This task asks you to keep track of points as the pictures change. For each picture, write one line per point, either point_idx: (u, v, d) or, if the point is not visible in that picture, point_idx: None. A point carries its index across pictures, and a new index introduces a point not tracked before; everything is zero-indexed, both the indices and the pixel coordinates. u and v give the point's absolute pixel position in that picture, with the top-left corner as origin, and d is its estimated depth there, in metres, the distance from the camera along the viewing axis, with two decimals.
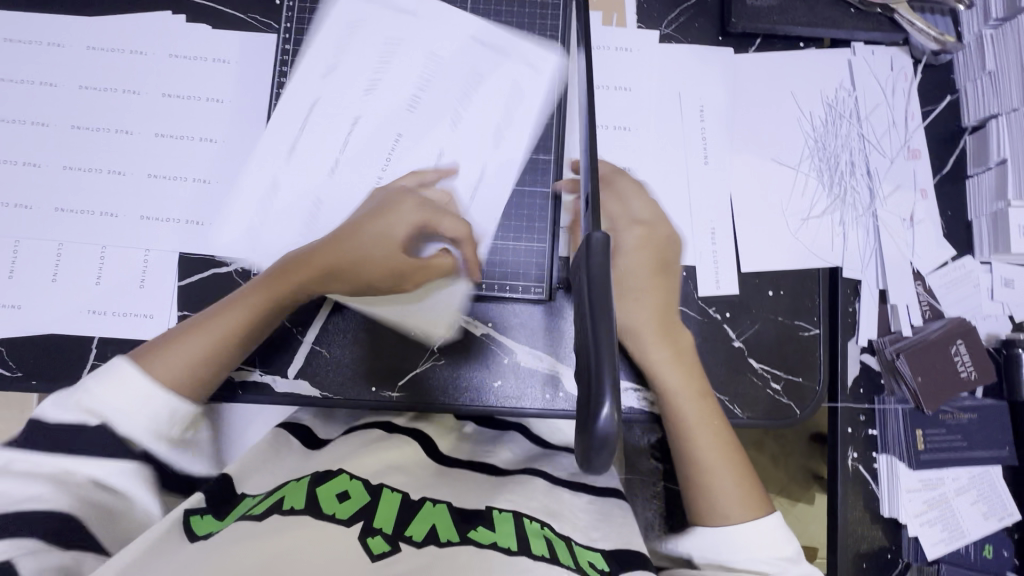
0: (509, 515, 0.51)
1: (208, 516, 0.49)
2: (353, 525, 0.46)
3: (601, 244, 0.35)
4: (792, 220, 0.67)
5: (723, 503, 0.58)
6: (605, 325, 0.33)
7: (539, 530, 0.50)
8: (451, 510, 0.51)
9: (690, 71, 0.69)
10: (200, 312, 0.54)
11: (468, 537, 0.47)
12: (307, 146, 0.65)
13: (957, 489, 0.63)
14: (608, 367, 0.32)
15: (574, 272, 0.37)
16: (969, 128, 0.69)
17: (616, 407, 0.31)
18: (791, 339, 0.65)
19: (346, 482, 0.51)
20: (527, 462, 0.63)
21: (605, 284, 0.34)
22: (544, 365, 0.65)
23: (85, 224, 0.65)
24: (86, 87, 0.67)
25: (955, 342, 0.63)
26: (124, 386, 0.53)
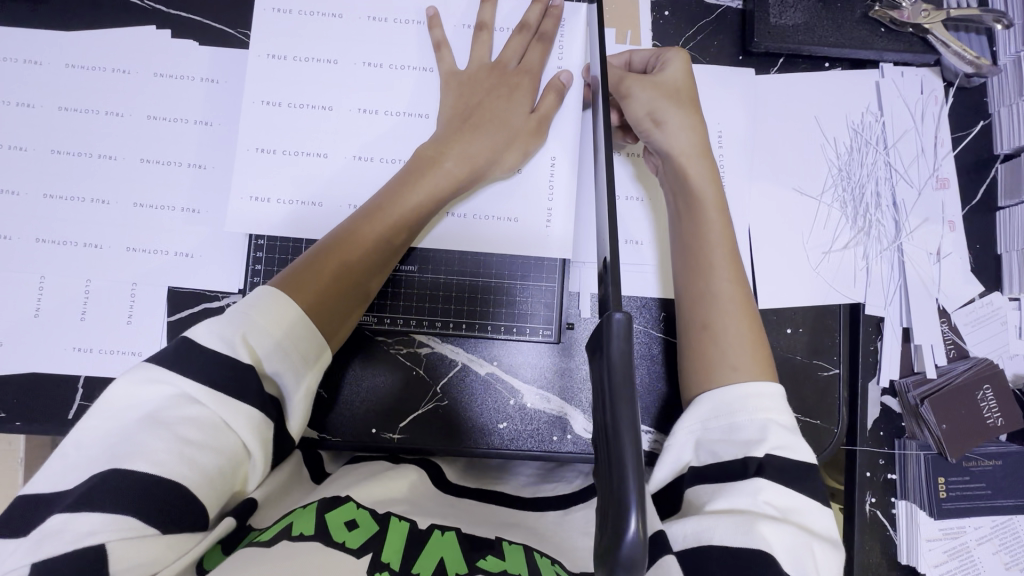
0: (519, 547, 0.48)
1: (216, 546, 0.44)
2: (362, 556, 0.43)
3: (622, 328, 0.31)
4: (814, 252, 0.64)
5: (727, 355, 0.52)
6: (630, 422, 0.29)
7: (550, 565, 0.46)
8: (459, 539, 0.48)
9: (707, 92, 0.65)
10: (257, 290, 0.49)
11: (476, 566, 0.45)
12: (300, 172, 0.61)
13: (979, 538, 0.61)
14: (632, 473, 0.28)
15: (590, 352, 0.33)
16: (1001, 156, 0.66)
17: (643, 523, 0.27)
18: (809, 379, 0.62)
19: (352, 510, 0.48)
20: (535, 493, 0.60)
21: (626, 373, 0.30)
22: (555, 407, 0.63)
23: (67, 255, 0.62)
24: (66, 108, 0.63)
25: (982, 388, 0.61)
26: (277, 311, 0.48)
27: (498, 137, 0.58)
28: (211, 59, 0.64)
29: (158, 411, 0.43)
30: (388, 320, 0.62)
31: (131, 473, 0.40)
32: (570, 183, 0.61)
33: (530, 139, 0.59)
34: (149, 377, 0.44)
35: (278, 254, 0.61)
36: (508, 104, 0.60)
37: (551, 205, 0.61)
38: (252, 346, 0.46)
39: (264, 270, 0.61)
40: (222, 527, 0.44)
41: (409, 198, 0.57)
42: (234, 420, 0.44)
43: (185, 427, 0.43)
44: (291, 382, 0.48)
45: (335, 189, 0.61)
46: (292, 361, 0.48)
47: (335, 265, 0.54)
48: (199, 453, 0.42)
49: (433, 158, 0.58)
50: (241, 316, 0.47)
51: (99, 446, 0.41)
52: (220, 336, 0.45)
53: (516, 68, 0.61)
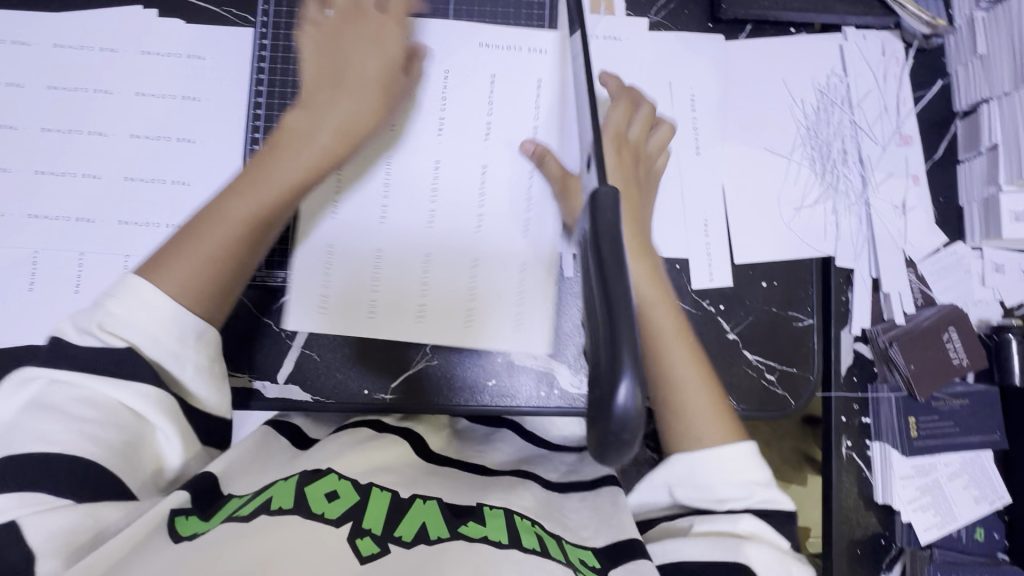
0: (501, 511, 0.51)
1: (193, 517, 0.46)
2: (343, 525, 0.46)
3: (609, 196, 0.31)
4: (786, 209, 0.67)
5: (696, 423, 0.54)
6: (623, 297, 0.27)
7: (530, 525, 0.51)
8: (440, 506, 0.51)
9: (679, 59, 0.67)
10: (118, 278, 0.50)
11: (458, 532, 0.48)
12: None
13: (949, 475, 0.64)
14: (627, 353, 0.26)
15: (583, 240, 0.32)
16: (959, 113, 0.69)
17: (637, 389, 0.26)
18: (784, 330, 0.65)
19: (334, 481, 0.50)
20: (515, 464, 0.62)
21: (615, 237, 0.30)
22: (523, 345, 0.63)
23: (60, 230, 0.63)
24: (55, 87, 0.64)
25: (947, 330, 0.64)
26: (139, 294, 0.48)
27: (335, 83, 0.57)
28: (199, 37, 0.66)
29: (50, 396, 0.46)
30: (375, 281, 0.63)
31: (43, 453, 0.44)
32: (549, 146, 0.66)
33: (383, 95, 0.57)
34: (29, 375, 0.46)
35: None
36: (357, 54, 0.58)
37: (533, 167, 0.66)
38: (122, 334, 0.47)
39: None
40: (176, 497, 0.46)
41: (283, 160, 0.55)
42: (124, 398, 0.47)
43: (80, 407, 0.45)
44: (171, 362, 0.48)
45: None
46: (175, 335, 0.49)
47: (206, 246, 0.52)
48: (98, 430, 0.45)
49: (303, 128, 0.56)
50: (101, 305, 0.48)
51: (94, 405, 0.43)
52: (83, 330, 0.47)
53: (376, 14, 0.59)
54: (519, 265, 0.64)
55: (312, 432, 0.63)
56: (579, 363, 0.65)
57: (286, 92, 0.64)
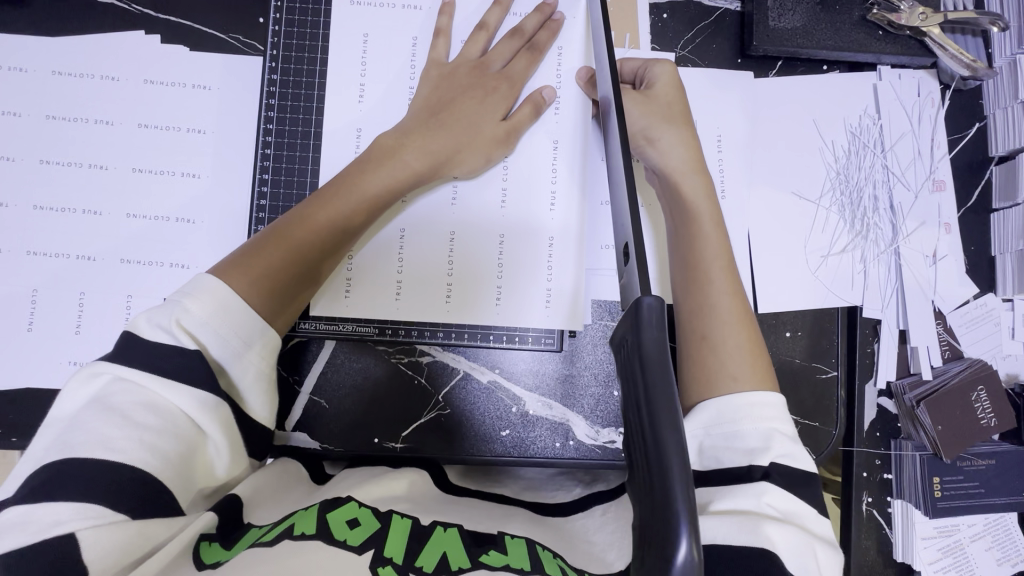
0: (523, 541, 0.48)
1: (215, 544, 0.43)
2: (364, 552, 0.43)
3: (654, 311, 0.28)
4: (813, 257, 0.64)
5: (730, 363, 0.49)
6: (675, 442, 0.25)
7: (552, 558, 0.46)
8: (462, 534, 0.48)
9: (706, 97, 0.64)
10: (191, 277, 0.48)
11: (479, 560, 0.44)
12: (301, 189, 0.60)
13: (971, 535, 0.62)
14: (682, 506, 0.24)
15: (625, 351, 0.30)
16: (996, 158, 0.66)
17: (696, 547, 0.24)
18: (807, 382, 0.63)
19: (354, 510, 0.48)
20: (535, 493, 0.60)
21: (662, 365, 0.27)
22: (543, 323, 0.60)
23: (61, 268, 0.61)
24: (54, 117, 0.61)
25: (976, 389, 0.62)
26: (218, 292, 0.47)
27: (439, 112, 0.59)
28: (205, 66, 0.63)
29: (111, 396, 0.42)
30: (389, 330, 0.61)
31: (102, 463, 0.40)
32: (571, 171, 0.62)
33: (495, 147, 0.59)
34: (95, 371, 0.43)
35: None
36: (481, 105, 0.59)
37: (554, 188, 0.61)
38: (191, 331, 0.45)
39: None
40: (206, 518, 0.44)
41: (362, 180, 0.55)
42: (192, 405, 0.44)
43: (146, 415, 0.42)
44: (238, 368, 0.47)
45: None
46: (239, 343, 0.47)
47: (280, 252, 0.51)
48: (160, 440, 0.42)
49: (392, 146, 0.57)
50: (178, 301, 0.46)
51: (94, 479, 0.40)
52: (162, 327, 0.45)
53: (499, 71, 0.61)
54: (549, 290, 0.61)
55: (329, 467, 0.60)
56: (596, 414, 0.63)
57: (296, 128, 0.61)
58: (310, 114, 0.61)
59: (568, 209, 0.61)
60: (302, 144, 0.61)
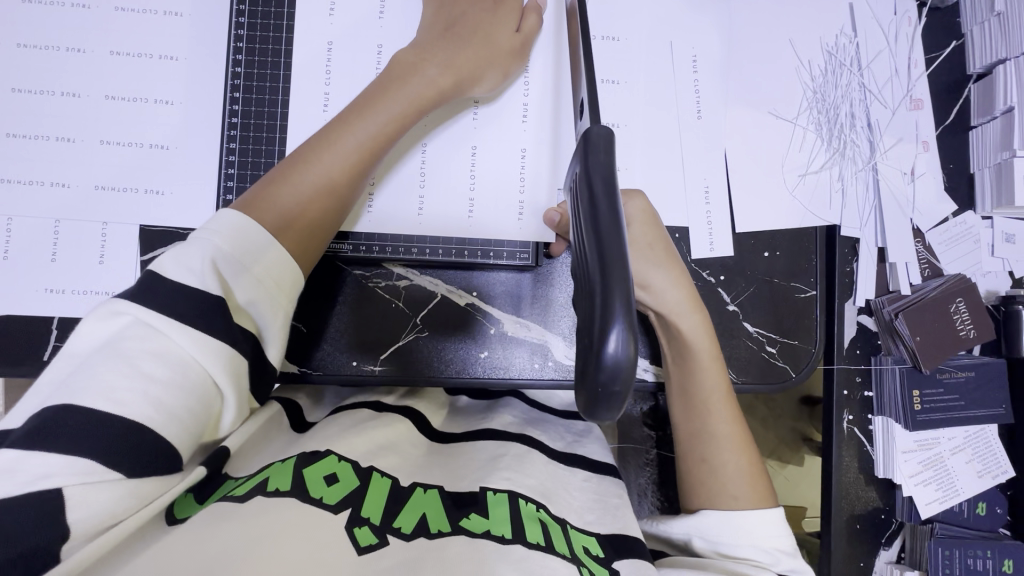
0: (504, 498, 0.49)
1: (189, 497, 0.44)
2: (341, 510, 0.44)
3: (603, 137, 0.31)
4: (790, 176, 0.64)
5: (730, 482, 0.54)
6: (615, 245, 0.27)
7: (534, 512, 0.49)
8: (442, 497, 0.49)
9: (681, 17, 0.64)
10: (217, 216, 0.47)
11: (459, 526, 0.46)
12: (273, 105, 0.61)
13: (952, 448, 0.63)
14: (620, 299, 0.26)
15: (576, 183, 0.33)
16: (974, 76, 0.66)
17: (629, 338, 0.26)
18: (786, 302, 0.63)
19: (333, 464, 0.48)
20: (521, 427, 0.61)
21: (607, 182, 0.29)
22: (518, 232, 0.61)
23: (34, 195, 0.61)
24: (25, 45, 0.61)
25: (955, 301, 0.62)
26: (246, 230, 0.47)
27: (454, 31, 0.58)
28: None
29: (122, 341, 0.41)
30: (363, 247, 0.60)
31: (101, 412, 0.38)
32: (544, 90, 0.62)
33: (510, 58, 0.59)
34: (116, 309, 0.42)
35: (250, 173, 0.61)
36: (493, 21, 0.59)
37: (526, 106, 0.62)
38: (221, 273, 0.45)
39: (235, 187, 0.61)
40: (195, 473, 0.44)
41: (385, 102, 0.54)
42: (204, 355, 0.42)
43: (152, 364, 0.40)
44: (264, 313, 0.47)
45: (308, 121, 0.62)
46: (268, 292, 0.47)
47: (307, 185, 0.52)
48: (163, 393, 0.40)
49: (411, 67, 0.55)
50: (208, 240, 0.45)
51: (63, 380, 0.40)
52: (188, 268, 0.43)
53: None
54: (521, 201, 0.62)
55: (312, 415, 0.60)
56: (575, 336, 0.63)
57: (266, 46, 0.61)
58: (280, 34, 0.61)
59: (541, 122, 0.62)
60: (271, 64, 0.61)
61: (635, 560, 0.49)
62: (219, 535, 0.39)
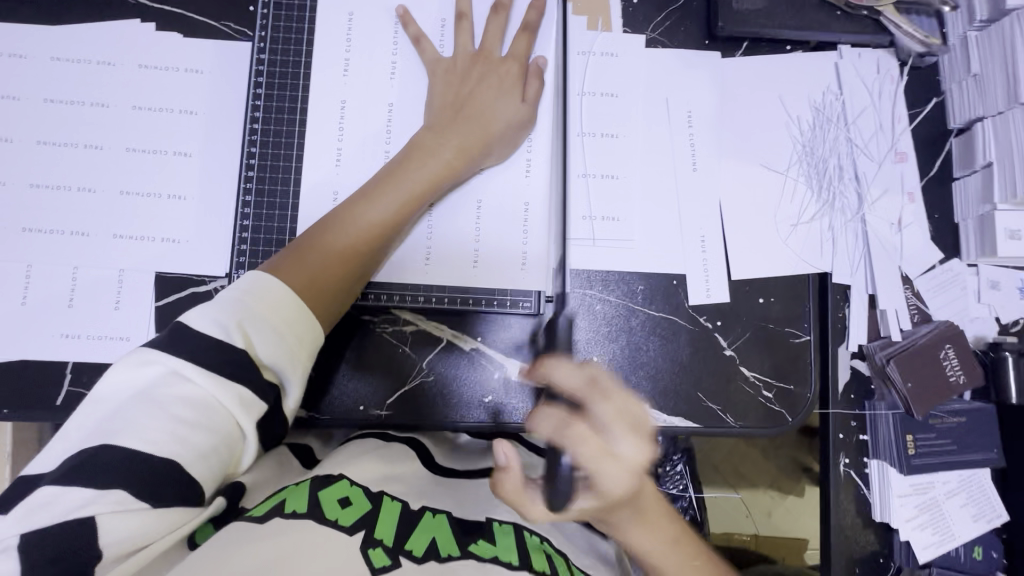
0: (510, 529, 0.52)
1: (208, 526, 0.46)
2: (355, 533, 0.46)
3: None
4: (783, 225, 0.67)
5: None
6: None
7: (539, 545, 0.52)
8: (450, 522, 0.51)
9: (676, 76, 0.68)
10: (243, 279, 0.50)
11: (468, 550, 0.48)
12: (289, 161, 0.64)
13: (947, 492, 0.64)
14: None
15: None
16: (954, 131, 0.69)
17: None
18: (781, 346, 0.65)
19: (346, 488, 0.50)
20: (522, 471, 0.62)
21: None
22: (522, 281, 0.63)
23: (55, 243, 0.63)
24: (51, 100, 0.64)
25: (943, 347, 0.64)
26: (270, 290, 0.49)
27: (465, 108, 0.62)
28: (198, 51, 0.66)
29: (155, 389, 0.43)
30: (372, 295, 0.62)
31: (133, 451, 0.41)
32: (547, 146, 0.65)
33: (516, 130, 0.63)
34: (144, 358, 0.44)
35: (264, 223, 0.63)
36: (500, 95, 0.63)
37: (529, 163, 0.65)
38: (246, 330, 0.46)
39: (250, 237, 0.63)
40: (214, 506, 0.45)
41: (404, 179, 0.59)
42: (229, 398, 0.44)
43: (179, 406, 0.43)
44: (284, 366, 0.48)
45: (319, 171, 0.64)
46: (286, 348, 0.48)
47: (329, 252, 0.55)
48: (193, 435, 0.42)
49: (427, 144, 0.61)
50: (236, 301, 0.48)
51: (85, 430, 0.42)
52: (216, 322, 0.46)
53: (504, 58, 0.64)
54: (524, 250, 0.64)
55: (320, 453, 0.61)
56: None
57: (283, 105, 0.64)
58: (296, 91, 0.64)
59: (543, 175, 0.65)
60: (287, 119, 0.64)
61: None
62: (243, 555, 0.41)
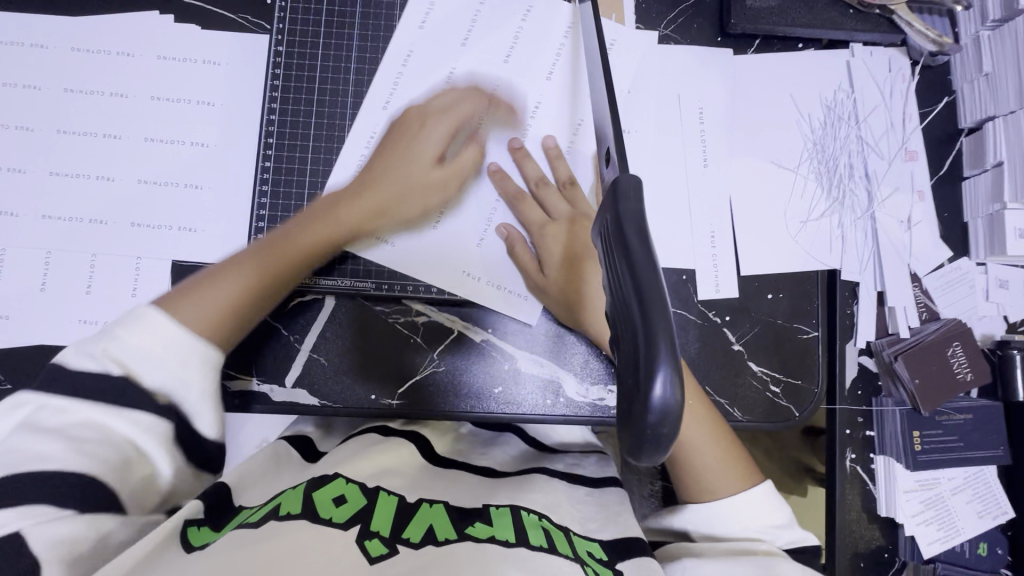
0: (507, 509, 0.51)
1: (204, 528, 0.46)
2: (351, 527, 0.46)
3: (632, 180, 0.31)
4: (793, 222, 0.67)
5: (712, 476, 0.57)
6: (651, 279, 0.28)
7: (536, 521, 0.50)
8: (447, 509, 0.51)
9: (688, 72, 0.68)
10: (136, 310, 0.52)
11: (465, 533, 0.47)
12: (305, 152, 0.65)
13: (953, 489, 0.64)
14: (663, 338, 0.26)
15: (604, 228, 0.32)
16: (965, 130, 0.70)
17: (673, 387, 0.26)
18: (789, 341, 0.65)
19: (342, 487, 0.51)
20: (523, 462, 0.63)
21: (638, 217, 0.30)
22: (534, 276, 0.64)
23: (73, 230, 0.64)
24: (71, 90, 0.65)
25: (952, 345, 0.64)
26: (152, 327, 0.51)
27: (410, 137, 0.65)
28: (216, 44, 0.67)
29: (37, 420, 0.46)
30: (386, 286, 0.64)
31: None
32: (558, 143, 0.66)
33: (461, 175, 0.65)
34: (82, 353, 0.49)
35: (279, 214, 0.64)
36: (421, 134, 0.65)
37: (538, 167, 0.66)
38: (119, 359, 0.49)
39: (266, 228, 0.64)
40: (190, 508, 0.48)
41: (331, 219, 0.62)
42: (156, 403, 0.47)
43: (109, 413, 0.46)
44: (181, 387, 0.50)
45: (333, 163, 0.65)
46: (170, 370, 0.50)
47: (223, 291, 0.56)
48: (95, 448, 0.46)
49: (355, 192, 0.63)
50: (107, 334, 0.50)
51: None
52: (129, 340, 0.49)
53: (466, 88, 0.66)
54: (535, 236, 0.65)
55: (321, 444, 0.63)
56: (586, 371, 0.65)
57: (299, 98, 0.65)
58: (313, 84, 0.65)
59: (555, 169, 0.66)
60: (304, 110, 0.65)
61: (639, 560, 0.50)
62: (236, 550, 0.41)
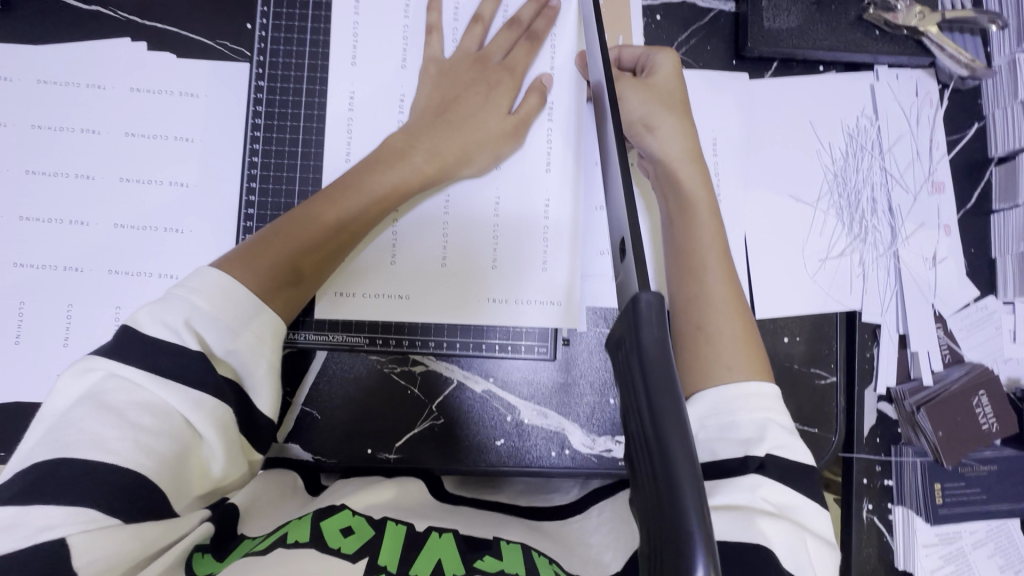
0: (518, 546, 0.47)
1: (208, 556, 0.42)
2: (359, 560, 0.42)
3: (652, 303, 0.29)
4: (811, 260, 0.63)
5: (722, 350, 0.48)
6: (678, 438, 0.27)
7: (549, 564, 0.45)
8: (457, 540, 0.47)
9: (702, 99, 0.63)
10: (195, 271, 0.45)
11: (473, 566, 0.43)
12: (290, 196, 0.60)
13: (974, 542, 0.63)
14: (692, 510, 0.25)
15: (621, 350, 0.31)
16: (995, 159, 0.66)
17: (711, 568, 0.24)
18: (805, 389, 0.61)
19: (348, 518, 0.47)
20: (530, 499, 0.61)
21: (661, 357, 0.29)
22: (541, 320, 0.60)
23: (48, 279, 0.60)
24: (39, 127, 0.61)
25: (977, 394, 0.61)
26: (229, 290, 0.45)
27: (454, 97, 0.59)
28: (192, 73, 0.62)
29: (105, 393, 0.39)
30: (380, 340, 0.60)
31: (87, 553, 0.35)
32: (566, 163, 0.61)
33: (505, 143, 0.59)
34: (90, 367, 0.40)
35: None
36: (485, 102, 0.59)
37: (548, 197, 0.61)
38: (192, 325, 0.42)
39: None
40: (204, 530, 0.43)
41: (384, 169, 0.55)
42: (185, 405, 0.41)
43: (139, 414, 0.39)
44: (249, 367, 0.45)
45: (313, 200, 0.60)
46: (248, 343, 0.45)
47: (277, 254, 0.50)
48: (157, 442, 0.39)
49: (400, 146, 0.56)
50: (187, 298, 0.43)
51: None
52: (167, 325, 0.42)
53: (500, 63, 0.61)
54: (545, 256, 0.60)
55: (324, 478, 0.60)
56: (593, 423, 0.62)
57: (283, 134, 0.60)
58: (298, 118, 0.60)
59: (562, 197, 0.61)
60: (290, 139, 0.60)
61: None
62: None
